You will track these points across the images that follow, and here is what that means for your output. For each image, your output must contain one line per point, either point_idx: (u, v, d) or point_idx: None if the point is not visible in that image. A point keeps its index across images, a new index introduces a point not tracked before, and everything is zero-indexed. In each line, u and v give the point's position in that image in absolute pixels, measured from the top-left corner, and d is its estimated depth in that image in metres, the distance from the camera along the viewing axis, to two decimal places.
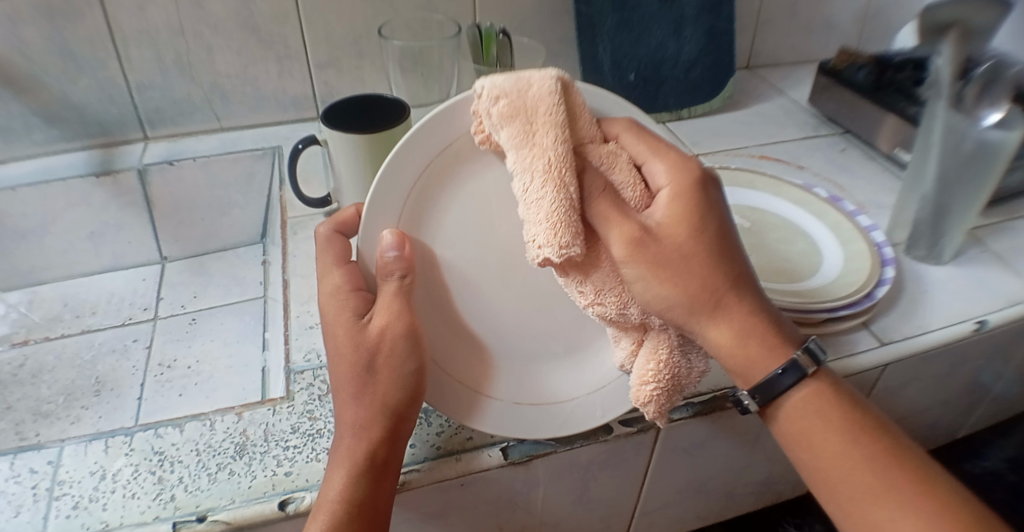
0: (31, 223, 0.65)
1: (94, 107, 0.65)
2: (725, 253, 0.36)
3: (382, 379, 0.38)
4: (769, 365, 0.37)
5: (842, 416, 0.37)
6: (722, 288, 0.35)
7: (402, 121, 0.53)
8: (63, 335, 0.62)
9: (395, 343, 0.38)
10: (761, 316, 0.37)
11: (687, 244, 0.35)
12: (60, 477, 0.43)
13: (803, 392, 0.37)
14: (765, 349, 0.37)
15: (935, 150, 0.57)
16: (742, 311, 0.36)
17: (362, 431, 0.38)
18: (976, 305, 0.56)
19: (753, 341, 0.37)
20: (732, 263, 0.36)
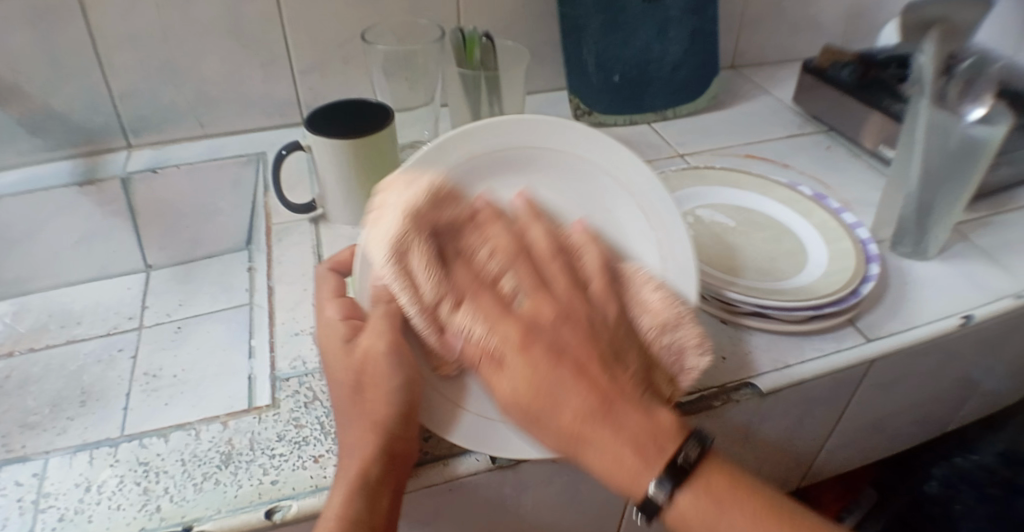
0: (16, 233, 0.64)
1: (76, 116, 0.65)
2: (565, 399, 0.36)
3: (371, 396, 0.39)
4: (643, 483, 0.36)
5: (739, 502, 0.37)
6: (583, 421, 0.36)
7: (386, 127, 0.53)
8: (49, 345, 0.61)
9: (379, 362, 0.39)
10: (640, 424, 0.37)
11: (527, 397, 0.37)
12: (45, 489, 0.43)
13: (694, 491, 0.37)
14: (642, 463, 0.36)
15: (919, 148, 0.57)
16: (607, 450, 0.36)
17: (356, 450, 0.38)
18: (963, 300, 0.56)
19: (627, 463, 0.36)
20: (591, 387, 0.37)
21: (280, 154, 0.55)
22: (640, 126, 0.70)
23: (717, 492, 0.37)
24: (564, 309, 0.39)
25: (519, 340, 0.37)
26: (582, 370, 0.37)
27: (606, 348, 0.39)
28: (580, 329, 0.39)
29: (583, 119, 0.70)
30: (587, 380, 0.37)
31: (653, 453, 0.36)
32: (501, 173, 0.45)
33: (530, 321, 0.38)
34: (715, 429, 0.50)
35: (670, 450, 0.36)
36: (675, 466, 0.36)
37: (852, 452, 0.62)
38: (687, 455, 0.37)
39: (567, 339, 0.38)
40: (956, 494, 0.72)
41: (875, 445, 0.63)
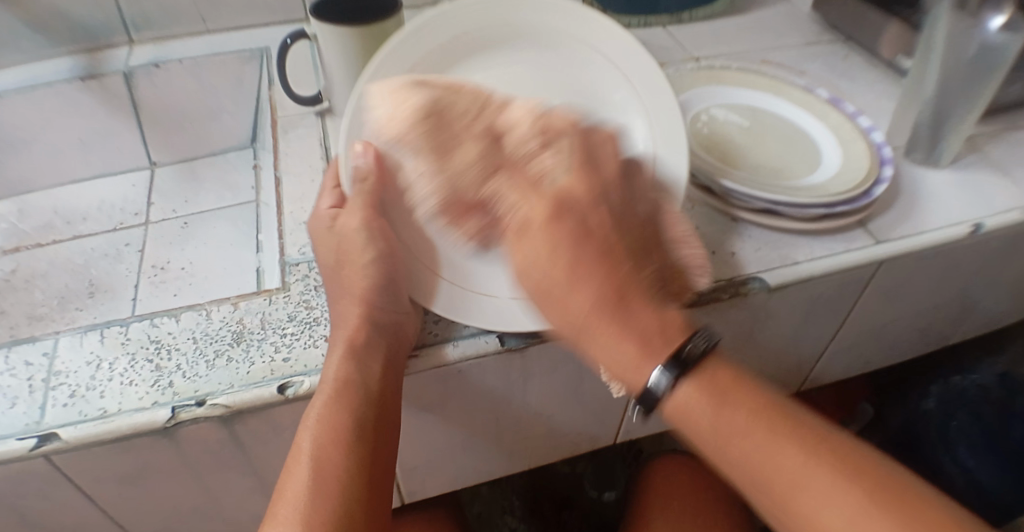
0: (19, 131, 0.64)
1: (76, 10, 0.64)
2: (590, 266, 0.35)
3: (350, 272, 0.42)
4: (644, 373, 0.35)
5: (743, 400, 0.35)
6: (597, 306, 0.35)
7: (393, 16, 0.52)
8: (55, 242, 0.63)
9: (354, 238, 0.41)
10: (654, 319, 0.35)
11: (553, 266, 0.35)
12: (56, 369, 0.43)
13: (698, 383, 0.36)
14: (645, 354, 0.35)
15: (939, 52, 0.56)
16: (615, 331, 0.35)
17: (346, 323, 0.40)
18: (973, 210, 0.55)
19: (627, 347, 0.35)
20: (610, 274, 0.35)
21: (285, 43, 0.54)
22: (654, 28, 0.70)
23: (720, 386, 0.36)
24: (603, 195, 0.38)
25: (549, 213, 0.36)
26: (608, 257, 0.36)
27: (635, 242, 0.38)
28: (617, 215, 0.37)
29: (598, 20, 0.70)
30: (611, 266, 0.36)
31: (659, 343, 0.35)
32: (470, 53, 0.47)
33: (565, 196, 0.37)
34: (723, 322, 0.50)
35: (677, 341, 0.35)
36: (683, 358, 0.35)
37: (852, 359, 0.63)
38: (696, 349, 0.35)
39: (601, 219, 0.37)
40: (950, 410, 0.72)
41: (871, 354, 0.64)
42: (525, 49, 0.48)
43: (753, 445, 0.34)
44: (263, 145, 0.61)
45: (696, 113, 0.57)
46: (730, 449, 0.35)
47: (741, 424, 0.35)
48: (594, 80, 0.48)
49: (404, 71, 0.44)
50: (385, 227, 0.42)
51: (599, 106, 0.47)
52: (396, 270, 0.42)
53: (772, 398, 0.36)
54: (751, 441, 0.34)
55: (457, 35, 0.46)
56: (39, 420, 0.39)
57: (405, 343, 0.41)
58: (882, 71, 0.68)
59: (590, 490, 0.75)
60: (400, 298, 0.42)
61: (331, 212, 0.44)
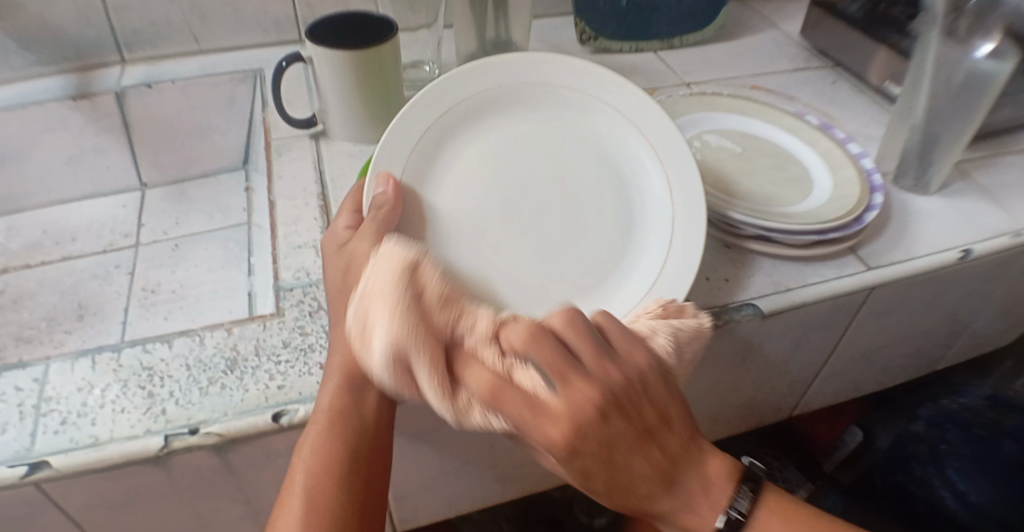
0: (7, 149, 0.64)
1: (68, 28, 0.63)
2: (633, 469, 0.33)
3: (359, 293, 0.40)
4: (713, 518, 0.36)
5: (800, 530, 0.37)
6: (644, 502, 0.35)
7: (389, 40, 0.52)
8: (44, 262, 0.62)
9: (364, 263, 0.40)
10: (700, 486, 0.36)
11: (601, 489, 0.34)
12: (47, 394, 0.42)
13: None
14: (704, 509, 0.36)
15: (927, 80, 0.56)
16: (677, 507, 0.35)
17: (347, 351, 0.39)
18: (961, 235, 0.56)
19: (693, 507, 0.36)
20: (649, 468, 0.33)
21: (280, 66, 0.54)
22: (646, 53, 0.70)
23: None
24: (604, 391, 0.32)
25: (569, 452, 0.32)
26: (644, 470, 0.33)
27: (652, 419, 0.34)
28: (627, 415, 0.32)
29: (588, 45, 0.70)
30: (648, 468, 0.34)
31: (712, 497, 0.36)
32: (495, 107, 0.47)
33: (570, 423, 0.31)
34: (719, 348, 0.50)
35: (726, 500, 0.36)
36: (732, 520, 0.36)
37: (843, 383, 0.64)
38: (742, 506, 0.36)
39: (616, 430, 0.32)
40: (941, 435, 0.72)
41: (863, 376, 0.64)
42: (543, 111, 0.48)
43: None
44: (257, 167, 0.61)
45: (688, 139, 0.57)
46: None
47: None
48: (609, 134, 0.48)
49: (417, 131, 0.45)
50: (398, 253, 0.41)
51: (619, 160, 0.48)
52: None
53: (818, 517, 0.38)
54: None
55: (478, 93, 0.47)
56: (29, 447, 0.39)
57: None
58: (870, 97, 0.69)
59: (580, 514, 0.74)
60: None
61: (345, 235, 0.44)
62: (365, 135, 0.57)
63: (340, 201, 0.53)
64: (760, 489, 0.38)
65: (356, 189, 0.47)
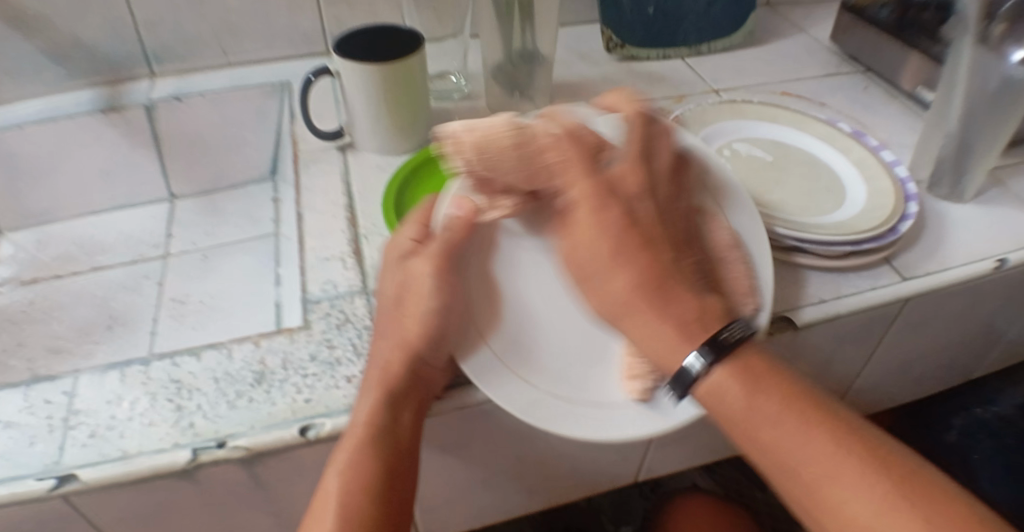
0: (41, 163, 0.65)
1: (100, 43, 0.64)
2: (640, 247, 0.37)
3: (407, 312, 0.40)
4: (678, 349, 0.36)
5: (781, 389, 0.35)
6: (631, 295, 0.37)
7: (417, 52, 0.52)
8: (74, 273, 0.63)
9: (421, 284, 0.40)
10: (691, 309, 0.37)
11: (593, 246, 0.38)
12: (77, 407, 0.42)
13: (732, 367, 0.35)
14: (682, 336, 0.36)
15: (961, 87, 0.55)
16: (652, 323, 0.36)
17: (386, 367, 0.39)
18: (998, 244, 0.55)
19: (674, 324, 0.36)
20: (649, 259, 0.37)
21: (307, 79, 0.54)
22: (673, 60, 0.70)
23: (757, 376, 0.35)
24: (651, 188, 0.40)
25: (594, 197, 0.39)
26: (639, 246, 0.37)
27: (674, 233, 0.40)
28: (655, 210, 0.40)
29: (615, 52, 0.69)
30: (648, 254, 0.37)
31: (697, 331, 0.36)
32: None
33: (609, 187, 0.39)
34: None
35: (712, 329, 0.36)
36: (718, 342, 0.36)
37: (876, 396, 0.62)
38: (732, 336, 0.36)
39: (642, 212, 0.39)
40: (973, 445, 0.71)
41: (897, 388, 0.63)
42: None
43: (782, 435, 0.34)
44: (284, 179, 0.61)
45: (717, 148, 0.56)
46: (769, 444, 0.34)
47: (773, 409, 0.34)
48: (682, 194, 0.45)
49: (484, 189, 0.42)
50: (453, 278, 0.40)
51: None
52: (448, 328, 0.40)
53: (813, 393, 0.36)
54: (783, 435, 0.34)
55: None
56: (58, 460, 0.39)
57: (432, 391, 0.40)
58: (902, 103, 0.67)
59: (606, 524, 0.74)
60: (443, 351, 0.40)
61: (409, 246, 0.42)
62: (393, 146, 0.57)
63: (366, 213, 0.53)
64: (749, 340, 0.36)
65: (425, 203, 0.44)
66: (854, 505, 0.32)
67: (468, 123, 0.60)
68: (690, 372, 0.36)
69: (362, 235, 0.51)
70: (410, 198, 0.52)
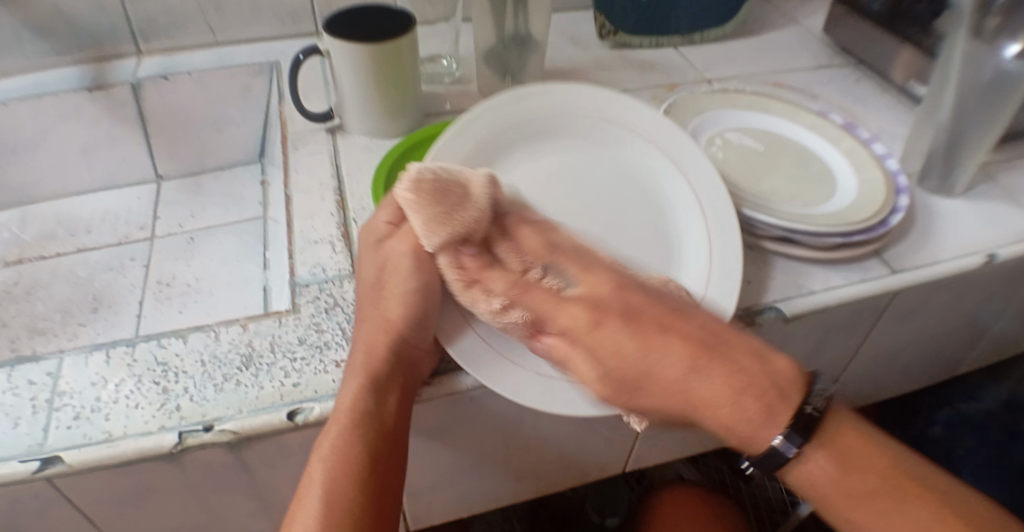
0: (23, 140, 0.64)
1: (84, 18, 0.63)
2: (667, 338, 0.35)
3: (389, 296, 0.40)
4: (768, 431, 0.33)
5: (877, 465, 0.34)
6: (685, 377, 0.34)
7: (408, 33, 0.51)
8: (58, 254, 0.62)
9: (400, 264, 0.40)
10: (755, 372, 0.34)
11: (635, 362, 0.35)
12: (60, 389, 0.42)
13: (827, 448, 0.34)
14: (763, 414, 0.34)
15: (955, 79, 0.55)
16: (725, 408, 0.34)
17: (370, 352, 0.39)
18: (987, 238, 0.55)
19: (745, 400, 0.34)
20: (683, 343, 0.35)
21: (296, 58, 0.53)
22: (666, 49, 0.69)
23: (844, 447, 0.35)
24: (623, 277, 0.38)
25: (586, 317, 0.37)
26: (659, 334, 0.35)
27: (681, 307, 0.37)
28: (648, 293, 0.37)
29: (607, 39, 0.69)
30: (676, 339, 0.35)
31: (775, 401, 0.34)
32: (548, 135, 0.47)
33: (595, 298, 0.37)
34: None
35: (796, 399, 0.34)
36: (801, 418, 0.33)
37: (862, 386, 0.63)
38: (816, 405, 0.34)
39: (641, 302, 0.37)
40: (957, 438, 0.71)
41: (883, 380, 0.63)
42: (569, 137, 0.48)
43: (881, 510, 0.33)
44: (273, 161, 0.61)
45: (709, 137, 0.56)
46: (860, 513, 0.34)
47: (870, 486, 0.34)
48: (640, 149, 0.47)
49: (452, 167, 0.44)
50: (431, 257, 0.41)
51: (650, 177, 0.47)
52: (432, 307, 0.40)
53: (895, 453, 0.35)
54: (881, 510, 0.33)
55: (506, 123, 0.46)
56: (42, 442, 0.38)
57: (418, 376, 0.40)
58: (894, 96, 0.67)
59: (591, 513, 0.75)
60: (427, 333, 0.40)
61: (384, 230, 0.43)
62: (384, 129, 0.56)
63: (356, 195, 0.52)
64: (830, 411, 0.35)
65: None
66: None
67: (460, 107, 0.60)
68: (780, 451, 0.34)
69: (351, 218, 0.51)
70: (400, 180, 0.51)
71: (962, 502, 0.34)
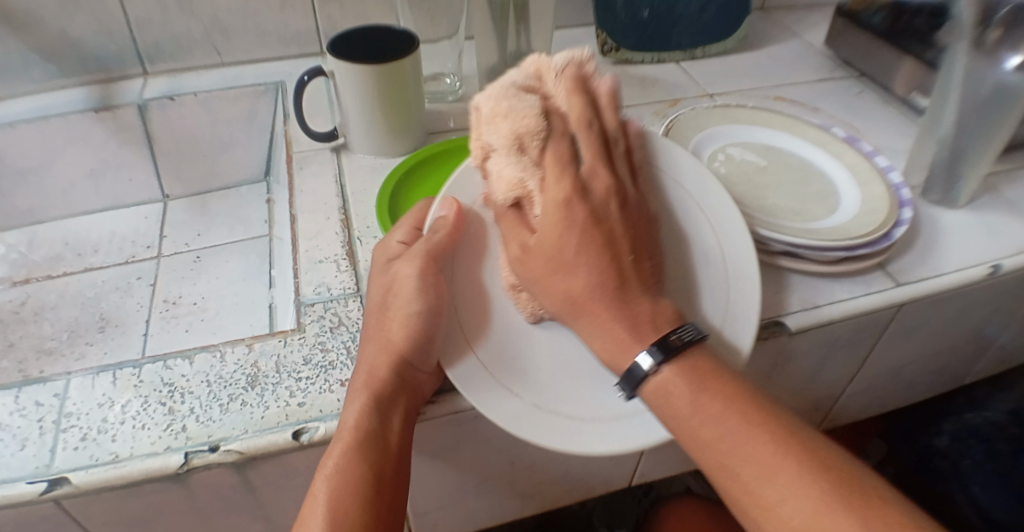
0: (31, 162, 0.65)
1: (91, 42, 0.64)
2: (611, 249, 0.37)
3: (393, 318, 0.40)
4: (633, 350, 0.36)
5: (724, 391, 0.35)
6: (587, 294, 0.37)
7: (410, 53, 0.52)
8: (65, 274, 0.63)
9: (405, 285, 0.40)
10: (650, 314, 0.37)
11: (552, 245, 0.37)
12: (67, 410, 0.42)
13: (683, 368, 0.36)
14: (635, 335, 0.36)
15: (955, 93, 0.55)
16: (603, 318, 0.37)
17: (373, 373, 0.39)
18: (991, 250, 0.55)
19: (623, 327, 0.36)
20: (615, 261, 0.37)
21: (300, 79, 0.54)
22: (667, 64, 0.70)
23: (701, 374, 0.35)
24: (620, 188, 0.39)
25: (562, 199, 0.37)
26: (598, 243, 0.37)
27: (636, 238, 0.39)
28: (629, 215, 0.39)
29: (610, 55, 0.70)
30: (609, 253, 0.37)
31: (647, 331, 0.36)
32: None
33: (587, 189, 0.38)
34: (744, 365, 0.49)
35: (665, 329, 0.37)
36: (670, 343, 0.36)
37: (867, 399, 0.63)
38: (684, 337, 0.36)
39: (614, 214, 0.38)
40: (964, 450, 0.71)
41: (889, 393, 0.63)
42: None
43: (726, 436, 0.34)
44: (278, 180, 0.61)
45: (711, 152, 0.57)
46: (701, 434, 0.34)
47: (717, 407, 0.34)
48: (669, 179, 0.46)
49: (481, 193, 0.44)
50: (438, 280, 0.41)
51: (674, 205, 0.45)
52: (436, 329, 0.40)
53: (751, 392, 0.36)
54: (724, 436, 0.34)
55: None
56: (49, 463, 0.39)
57: (421, 398, 0.40)
58: (896, 108, 0.67)
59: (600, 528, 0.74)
60: (430, 354, 0.40)
61: (397, 249, 0.44)
62: (387, 148, 0.57)
63: (359, 215, 0.53)
64: (694, 344, 0.36)
65: (417, 207, 0.47)
66: (782, 503, 0.32)
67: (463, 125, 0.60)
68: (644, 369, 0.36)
69: (355, 237, 0.51)
70: (403, 199, 0.52)
71: (805, 435, 0.34)
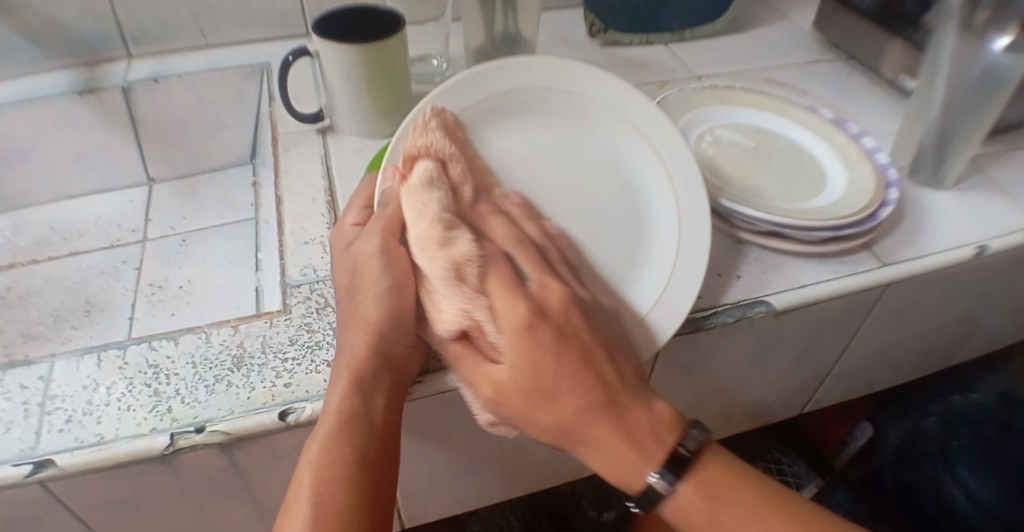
0: (15, 146, 0.64)
1: (75, 24, 0.63)
2: (587, 366, 0.36)
3: (364, 298, 0.40)
4: (643, 471, 0.36)
5: (741, 498, 0.37)
6: (578, 418, 0.35)
7: (398, 33, 0.51)
8: (51, 258, 0.63)
9: (370, 264, 0.40)
10: (644, 425, 0.37)
11: (529, 378, 0.35)
12: (52, 393, 0.42)
13: (693, 482, 0.37)
14: (638, 454, 0.36)
15: (944, 74, 0.55)
16: (605, 440, 0.36)
17: (351, 356, 0.39)
18: (977, 231, 0.55)
19: (626, 447, 0.36)
20: (596, 378, 0.36)
21: (285, 60, 0.53)
22: (656, 46, 0.70)
23: (717, 486, 0.37)
24: (572, 295, 0.39)
25: (523, 322, 0.36)
26: (575, 365, 0.36)
27: (609, 345, 0.38)
28: (586, 320, 0.38)
29: (598, 37, 0.69)
30: (588, 371, 0.36)
31: (652, 445, 0.36)
32: (513, 111, 0.46)
33: (540, 305, 0.37)
34: (729, 345, 0.49)
35: (670, 442, 0.37)
36: (677, 456, 0.36)
37: (853, 381, 0.63)
38: (688, 446, 0.37)
39: (575, 328, 0.37)
40: (951, 432, 0.71)
41: (874, 375, 0.64)
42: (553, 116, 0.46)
43: None
44: (265, 163, 0.61)
45: (699, 134, 0.56)
46: None
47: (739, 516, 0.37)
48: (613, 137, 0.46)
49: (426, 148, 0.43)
50: (405, 253, 0.40)
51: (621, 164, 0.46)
52: (409, 303, 0.39)
53: (764, 488, 0.39)
54: None
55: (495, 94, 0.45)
56: (34, 446, 0.38)
57: (408, 374, 0.40)
58: (884, 90, 0.68)
59: (589, 509, 0.75)
60: (407, 330, 0.40)
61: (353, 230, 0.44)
62: (375, 129, 0.56)
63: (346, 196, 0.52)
64: (705, 445, 0.38)
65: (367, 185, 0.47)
66: None
67: None
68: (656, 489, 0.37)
69: None
70: None
71: (816, 521, 0.38)
